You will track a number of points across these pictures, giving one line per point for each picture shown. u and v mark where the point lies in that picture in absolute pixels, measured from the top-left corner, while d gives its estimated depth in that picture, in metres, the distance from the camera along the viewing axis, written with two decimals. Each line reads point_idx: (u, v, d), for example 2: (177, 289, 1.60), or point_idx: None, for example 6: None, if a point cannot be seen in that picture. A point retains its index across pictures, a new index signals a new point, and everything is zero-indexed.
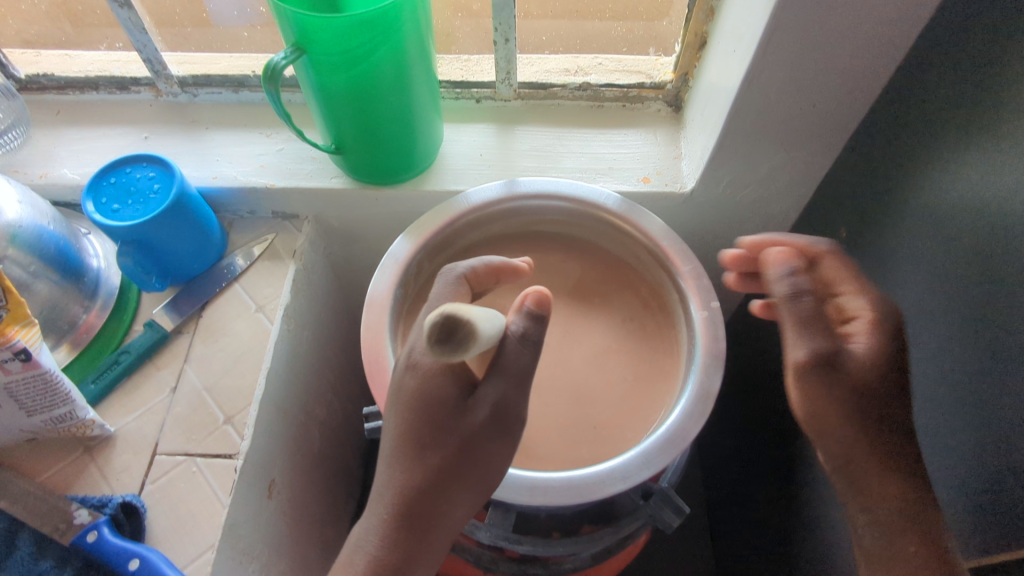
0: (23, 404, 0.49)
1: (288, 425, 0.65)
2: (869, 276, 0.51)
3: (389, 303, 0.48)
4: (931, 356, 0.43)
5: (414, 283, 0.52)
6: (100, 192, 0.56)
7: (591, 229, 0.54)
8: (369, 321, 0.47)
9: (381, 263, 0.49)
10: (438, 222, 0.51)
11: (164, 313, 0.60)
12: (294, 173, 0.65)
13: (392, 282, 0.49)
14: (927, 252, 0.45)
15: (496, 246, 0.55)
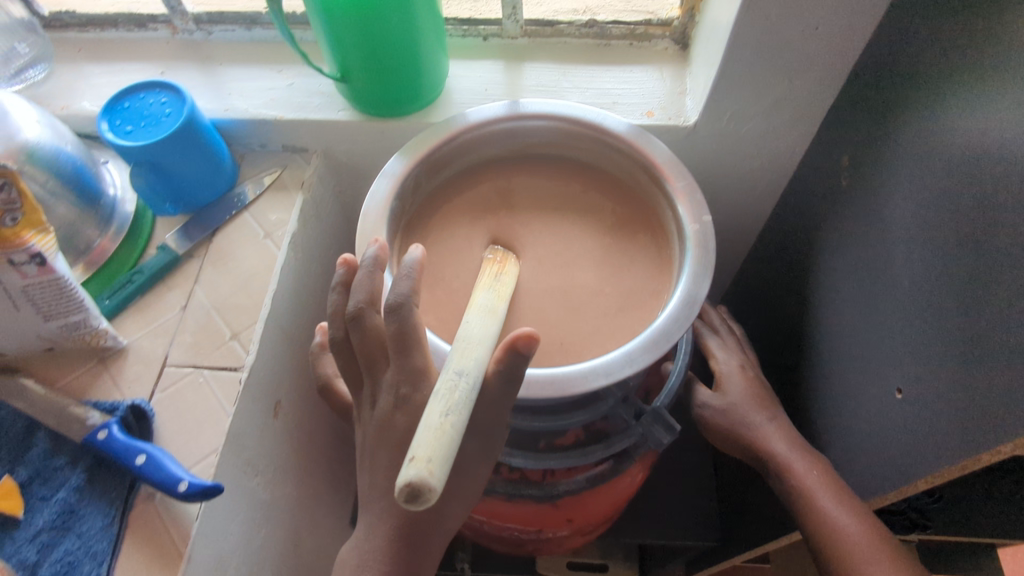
0: (40, 309, 0.52)
1: (297, 351, 0.67)
2: (893, 195, 0.51)
3: (383, 215, 0.49)
4: (944, 267, 0.44)
5: (412, 200, 0.53)
6: (114, 114, 0.58)
7: (590, 150, 0.55)
8: (365, 230, 0.48)
9: (377, 179, 0.50)
10: (435, 140, 0.52)
11: (176, 237, 0.62)
12: (303, 106, 0.66)
13: (388, 195, 0.50)
14: (947, 164, 0.44)
15: (495, 168, 0.56)
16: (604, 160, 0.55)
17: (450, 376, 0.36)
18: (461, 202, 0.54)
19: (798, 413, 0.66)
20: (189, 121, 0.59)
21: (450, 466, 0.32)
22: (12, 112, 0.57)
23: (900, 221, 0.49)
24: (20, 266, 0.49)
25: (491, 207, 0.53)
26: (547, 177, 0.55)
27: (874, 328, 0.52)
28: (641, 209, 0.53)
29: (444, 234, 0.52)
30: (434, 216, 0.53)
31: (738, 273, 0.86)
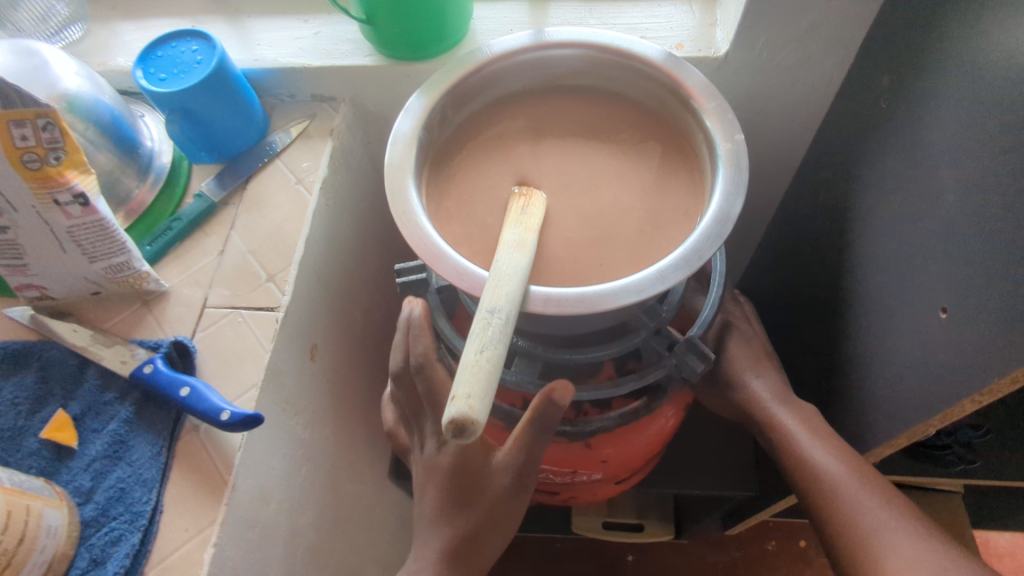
0: (85, 250, 0.54)
1: (332, 297, 0.68)
2: (950, 105, 0.48)
3: (410, 146, 0.49)
4: (1005, 171, 0.42)
5: (438, 132, 0.53)
6: (149, 62, 0.60)
7: (617, 78, 0.54)
8: (393, 160, 0.48)
9: (401, 113, 0.50)
10: (460, 70, 0.51)
11: (210, 185, 0.64)
12: (330, 54, 0.67)
13: (414, 128, 0.49)
14: (1010, 61, 0.42)
15: (521, 101, 0.55)
16: (631, 87, 0.54)
17: (483, 316, 0.36)
18: (486, 134, 0.53)
19: (836, 351, 0.65)
20: (220, 67, 0.59)
21: (490, 400, 0.32)
22: (52, 64, 0.58)
23: (948, 139, 0.47)
24: (64, 206, 0.50)
25: (517, 138, 0.53)
26: (572, 107, 0.55)
27: (919, 252, 0.51)
28: (671, 135, 0.52)
29: (470, 166, 0.52)
30: (460, 149, 0.53)
31: (773, 217, 0.84)
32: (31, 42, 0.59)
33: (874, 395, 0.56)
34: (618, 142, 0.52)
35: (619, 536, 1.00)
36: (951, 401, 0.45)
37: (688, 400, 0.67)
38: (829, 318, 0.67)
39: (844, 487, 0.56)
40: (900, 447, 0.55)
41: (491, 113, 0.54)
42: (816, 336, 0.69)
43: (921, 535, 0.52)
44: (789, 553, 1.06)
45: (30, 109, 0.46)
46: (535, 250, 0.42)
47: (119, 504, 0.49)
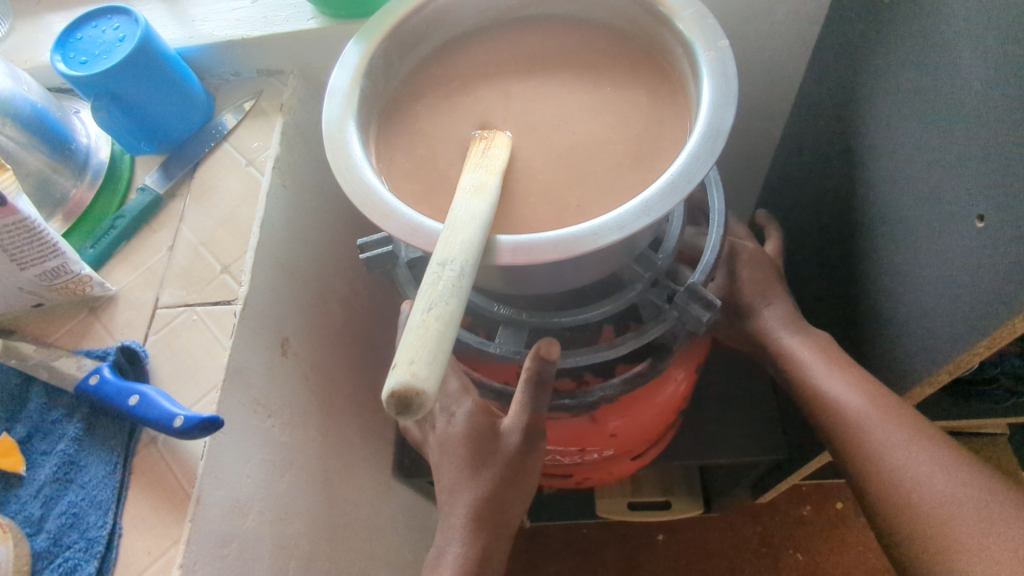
0: (13, 257, 0.48)
1: (302, 287, 0.62)
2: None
3: (350, 99, 0.43)
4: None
5: (384, 83, 0.47)
6: (68, 47, 0.54)
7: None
8: (331, 115, 0.42)
9: (337, 65, 0.44)
10: (399, 9, 0.46)
11: (154, 178, 0.59)
12: (271, 21, 0.61)
13: (354, 80, 0.44)
14: None
15: (475, 42, 0.49)
16: (598, 10, 0.48)
17: (434, 269, 0.30)
18: (442, 80, 0.48)
19: (858, 289, 0.58)
20: (145, 43, 0.54)
21: (442, 365, 0.26)
22: None
23: (964, 21, 0.41)
24: None
25: (476, 80, 0.47)
26: (534, 39, 0.49)
27: (942, 159, 0.44)
28: (648, 56, 0.46)
29: (425, 115, 0.46)
30: (412, 99, 0.48)
31: (776, 155, 0.77)
32: None
33: (909, 333, 0.50)
34: (590, 72, 0.46)
35: (646, 515, 0.94)
36: (998, 322, 0.39)
37: (699, 359, 0.61)
38: (845, 254, 0.60)
39: (871, 427, 0.50)
40: (941, 385, 0.48)
41: (443, 58, 0.49)
42: (834, 276, 0.63)
43: (978, 480, 0.46)
44: (827, 517, 0.99)
45: None
46: (498, 192, 0.36)
47: (71, 532, 0.44)
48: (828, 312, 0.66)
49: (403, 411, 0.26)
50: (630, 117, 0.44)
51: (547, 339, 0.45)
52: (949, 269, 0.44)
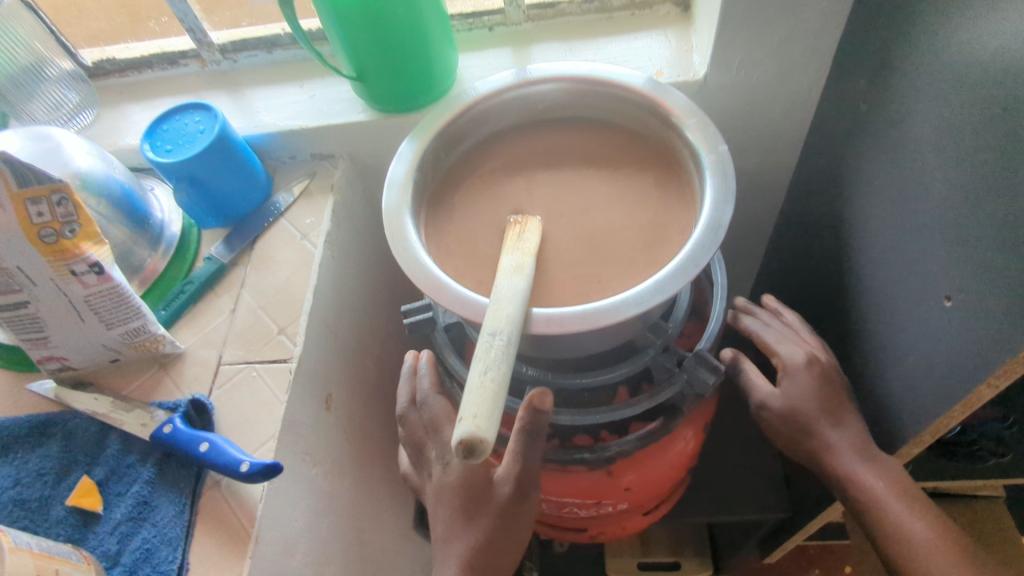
0: (102, 317, 0.55)
1: (343, 347, 0.69)
2: (909, 107, 0.50)
3: (406, 190, 0.51)
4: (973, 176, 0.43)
5: (432, 173, 0.55)
6: (155, 137, 0.63)
7: (600, 106, 0.56)
8: (390, 203, 0.50)
9: (394, 161, 0.52)
10: (447, 113, 0.54)
11: (218, 248, 0.66)
12: (326, 113, 0.70)
13: (409, 174, 0.51)
14: (970, 70, 0.43)
15: (510, 138, 0.57)
16: (615, 114, 0.56)
17: (485, 339, 0.37)
18: (480, 172, 0.56)
19: (849, 356, 0.64)
20: (223, 135, 0.62)
21: (499, 419, 0.33)
22: (64, 145, 0.62)
23: (924, 131, 0.49)
24: (81, 275, 0.52)
25: (510, 172, 0.55)
26: (559, 138, 0.57)
27: (914, 246, 0.51)
28: (658, 154, 0.54)
29: (467, 203, 0.54)
30: (455, 188, 0.55)
31: (774, 231, 0.84)
32: (45, 128, 0.63)
33: (895, 397, 0.56)
34: (608, 167, 0.54)
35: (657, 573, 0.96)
36: (968, 389, 0.45)
37: (707, 418, 0.66)
38: (837, 324, 0.66)
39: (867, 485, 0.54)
40: (925, 445, 0.54)
41: (482, 151, 0.57)
42: (828, 344, 0.69)
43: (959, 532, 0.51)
44: None
45: (44, 185, 0.49)
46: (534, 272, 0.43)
47: (145, 565, 0.49)
48: None
49: (468, 455, 0.32)
50: (644, 206, 0.51)
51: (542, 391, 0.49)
52: (924, 342, 0.50)
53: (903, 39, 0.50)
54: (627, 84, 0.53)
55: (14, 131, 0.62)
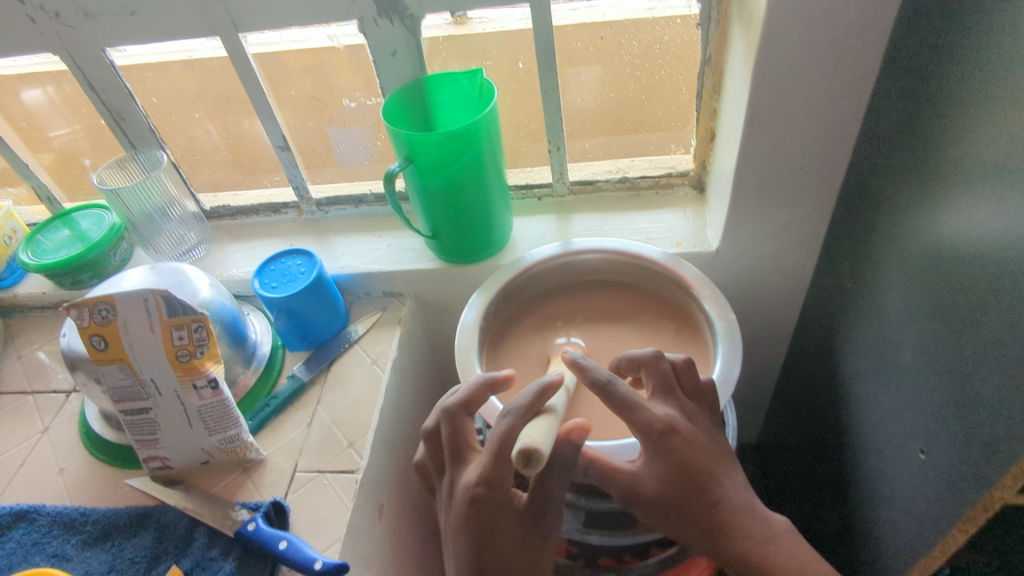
0: (208, 425, 0.65)
1: (397, 462, 0.77)
2: (879, 291, 0.62)
3: (473, 334, 0.63)
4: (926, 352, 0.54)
5: (492, 320, 0.67)
6: (264, 275, 0.77)
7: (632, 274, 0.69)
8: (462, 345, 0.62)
9: (466, 308, 0.65)
10: (509, 274, 0.67)
11: (300, 369, 0.78)
12: (400, 260, 0.84)
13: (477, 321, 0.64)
14: (915, 270, 0.56)
15: (557, 293, 0.70)
16: (644, 282, 0.69)
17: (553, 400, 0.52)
18: (532, 322, 0.68)
19: (849, 497, 0.72)
20: (318, 276, 0.76)
21: (551, 438, 0.46)
22: (193, 278, 0.75)
23: (890, 307, 0.60)
24: (199, 389, 0.64)
25: (557, 324, 0.68)
26: (597, 297, 0.70)
27: (890, 401, 0.61)
28: (678, 317, 0.67)
29: (520, 347, 0.66)
30: (511, 333, 0.68)
31: (779, 378, 0.94)
32: (176, 264, 0.77)
33: (887, 537, 0.63)
34: (637, 326, 0.66)
35: None
36: (947, 535, 0.52)
37: None
38: (839, 469, 0.74)
39: None
40: None
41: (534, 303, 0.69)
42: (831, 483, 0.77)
43: None
44: None
45: (189, 316, 0.62)
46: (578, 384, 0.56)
47: None
48: (825, 514, 0.80)
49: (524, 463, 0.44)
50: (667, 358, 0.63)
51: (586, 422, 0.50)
52: (908, 488, 0.58)
53: (873, 235, 0.63)
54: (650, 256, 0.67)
55: (151, 267, 0.76)
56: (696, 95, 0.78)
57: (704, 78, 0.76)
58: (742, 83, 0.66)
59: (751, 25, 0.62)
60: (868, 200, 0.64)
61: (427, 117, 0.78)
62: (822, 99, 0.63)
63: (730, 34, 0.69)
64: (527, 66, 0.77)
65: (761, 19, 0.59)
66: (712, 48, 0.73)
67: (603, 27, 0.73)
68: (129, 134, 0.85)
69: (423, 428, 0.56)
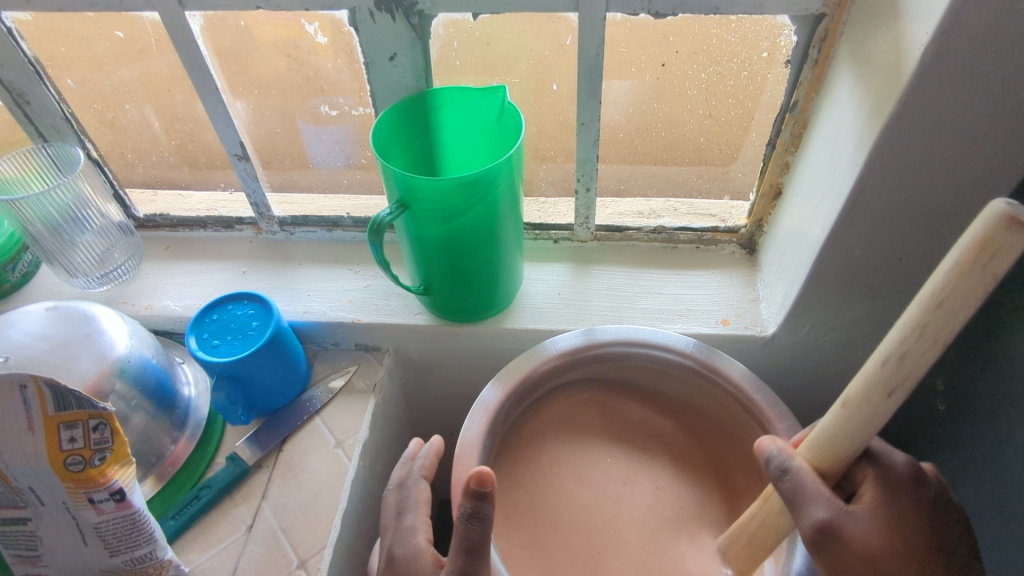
0: (108, 543, 0.49)
1: (358, 570, 0.62)
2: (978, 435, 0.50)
3: (480, 446, 0.52)
4: None
5: (500, 429, 0.55)
6: (202, 328, 0.59)
7: (662, 373, 0.58)
8: (461, 467, 0.51)
9: (472, 411, 0.54)
10: (523, 370, 0.56)
11: (246, 446, 0.62)
12: (381, 310, 0.68)
13: (482, 430, 0.53)
14: None
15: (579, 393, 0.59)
16: (681, 391, 0.59)
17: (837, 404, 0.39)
18: (546, 429, 0.58)
19: None
20: (274, 335, 0.59)
21: (478, 480, 0.39)
22: (106, 328, 0.58)
23: (1005, 451, 0.47)
24: (98, 502, 0.47)
25: (567, 437, 0.58)
26: (631, 403, 0.59)
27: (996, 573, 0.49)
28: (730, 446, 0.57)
29: (537, 460, 0.57)
30: (520, 444, 0.58)
31: None
32: (85, 306, 0.59)
33: None
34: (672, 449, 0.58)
35: None
36: None
37: None
38: None
39: None
40: None
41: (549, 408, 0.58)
42: None
43: None
44: None
45: (84, 411, 0.45)
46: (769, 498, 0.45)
47: None
48: None
49: (479, 488, 0.39)
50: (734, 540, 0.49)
51: (481, 472, 0.39)
52: None
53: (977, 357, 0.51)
54: (677, 347, 0.57)
55: (54, 305, 0.58)
56: (766, 144, 0.64)
57: (781, 125, 0.62)
58: (843, 145, 0.52)
59: (874, 82, 0.47)
60: None
61: (425, 141, 0.60)
62: (947, 190, 0.49)
63: (835, 79, 0.54)
64: (562, 89, 0.62)
65: (898, 85, 0.44)
66: (799, 93, 0.59)
67: (667, 53, 0.59)
68: (37, 122, 0.66)
69: (413, 445, 0.52)
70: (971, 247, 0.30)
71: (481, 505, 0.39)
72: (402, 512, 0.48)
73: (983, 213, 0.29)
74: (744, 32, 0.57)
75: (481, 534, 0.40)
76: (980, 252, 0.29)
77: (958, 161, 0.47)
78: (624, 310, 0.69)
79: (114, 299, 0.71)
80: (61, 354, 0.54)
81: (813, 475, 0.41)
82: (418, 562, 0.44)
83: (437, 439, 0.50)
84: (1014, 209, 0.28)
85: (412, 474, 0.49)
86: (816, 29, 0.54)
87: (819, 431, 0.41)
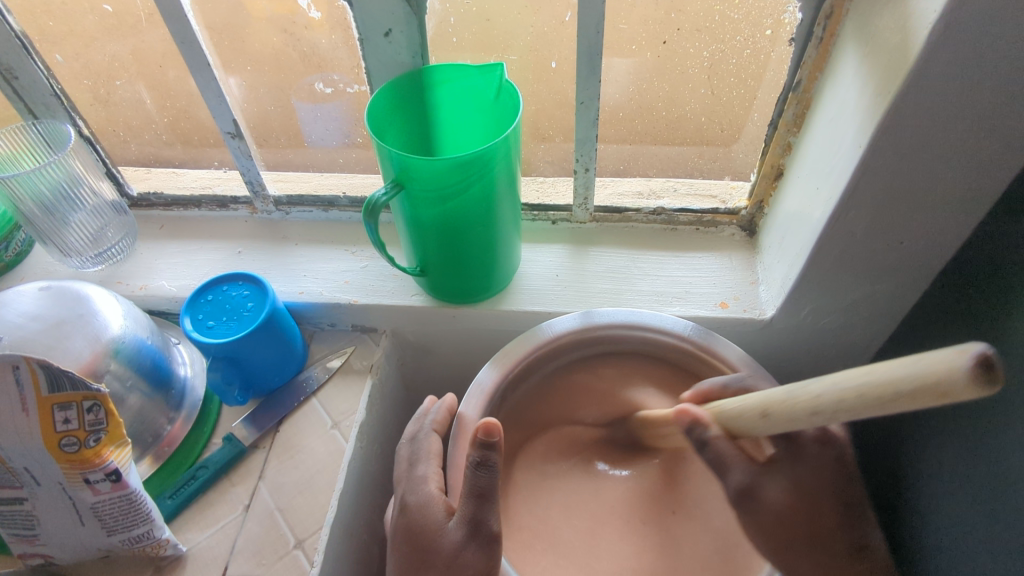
0: (105, 523, 0.49)
1: (356, 548, 0.63)
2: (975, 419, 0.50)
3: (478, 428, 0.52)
4: None
5: (496, 411, 0.55)
6: (197, 309, 0.59)
7: (658, 356, 0.58)
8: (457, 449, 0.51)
9: (467, 393, 0.54)
10: (518, 353, 0.56)
11: (243, 426, 0.62)
12: (377, 290, 0.68)
13: (479, 411, 0.53)
14: None
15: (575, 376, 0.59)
16: (677, 375, 0.58)
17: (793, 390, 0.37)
18: (541, 412, 0.58)
19: None
20: (269, 316, 0.59)
21: (485, 430, 0.41)
22: (100, 309, 0.57)
23: (999, 435, 0.48)
24: (94, 483, 0.47)
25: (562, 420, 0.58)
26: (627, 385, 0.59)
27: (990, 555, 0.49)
28: None
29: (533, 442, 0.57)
30: (516, 426, 0.58)
31: None
32: (79, 285, 0.58)
33: None
34: None
35: None
36: None
37: None
38: None
39: None
40: None
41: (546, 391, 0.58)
42: None
43: None
44: None
45: (79, 392, 0.45)
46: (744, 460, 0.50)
47: None
48: None
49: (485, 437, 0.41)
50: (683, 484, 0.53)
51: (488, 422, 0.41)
52: None
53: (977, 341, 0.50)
54: (674, 331, 0.56)
55: (47, 286, 0.57)
56: (768, 125, 0.63)
57: (784, 105, 0.60)
58: (846, 126, 0.51)
59: (879, 62, 0.46)
60: (977, 289, 0.51)
61: (421, 119, 0.59)
62: (951, 173, 0.48)
63: (840, 57, 0.53)
64: (562, 67, 0.60)
65: (903, 65, 0.43)
66: (804, 72, 0.57)
67: (669, 30, 0.58)
68: (26, 98, 0.65)
69: (426, 405, 0.54)
70: (927, 394, 0.27)
71: (488, 453, 0.41)
72: (414, 465, 0.49)
73: (944, 374, 0.26)
74: (748, 9, 0.56)
75: (490, 482, 0.42)
76: (931, 394, 0.27)
77: (963, 144, 0.46)
78: (622, 293, 0.68)
79: (108, 279, 0.70)
80: (55, 335, 0.54)
81: (726, 441, 0.46)
82: (430, 509, 0.45)
83: (450, 398, 0.53)
84: (977, 373, 0.25)
85: (424, 429, 0.52)
86: (821, 5, 0.52)
87: (738, 408, 0.43)
